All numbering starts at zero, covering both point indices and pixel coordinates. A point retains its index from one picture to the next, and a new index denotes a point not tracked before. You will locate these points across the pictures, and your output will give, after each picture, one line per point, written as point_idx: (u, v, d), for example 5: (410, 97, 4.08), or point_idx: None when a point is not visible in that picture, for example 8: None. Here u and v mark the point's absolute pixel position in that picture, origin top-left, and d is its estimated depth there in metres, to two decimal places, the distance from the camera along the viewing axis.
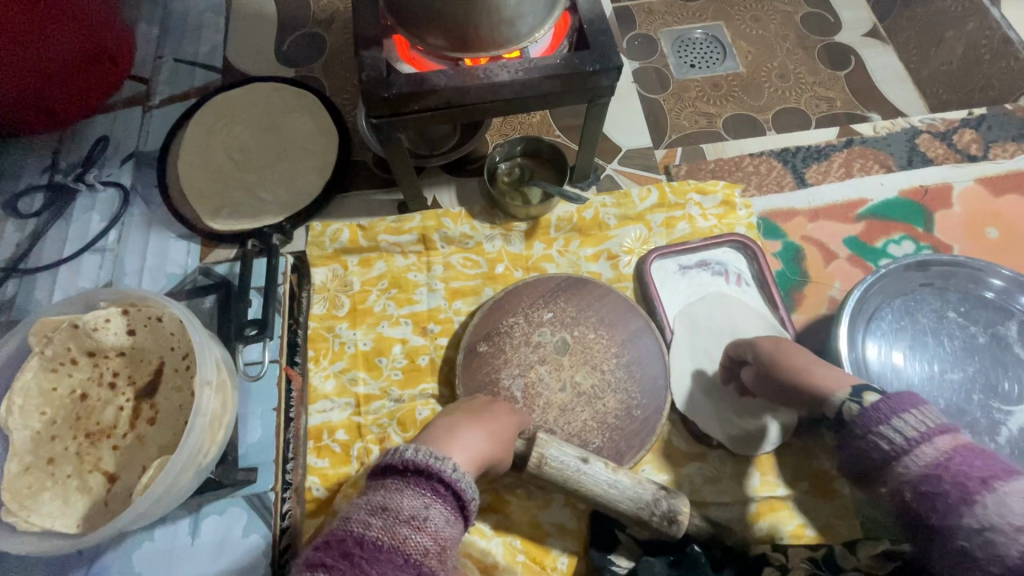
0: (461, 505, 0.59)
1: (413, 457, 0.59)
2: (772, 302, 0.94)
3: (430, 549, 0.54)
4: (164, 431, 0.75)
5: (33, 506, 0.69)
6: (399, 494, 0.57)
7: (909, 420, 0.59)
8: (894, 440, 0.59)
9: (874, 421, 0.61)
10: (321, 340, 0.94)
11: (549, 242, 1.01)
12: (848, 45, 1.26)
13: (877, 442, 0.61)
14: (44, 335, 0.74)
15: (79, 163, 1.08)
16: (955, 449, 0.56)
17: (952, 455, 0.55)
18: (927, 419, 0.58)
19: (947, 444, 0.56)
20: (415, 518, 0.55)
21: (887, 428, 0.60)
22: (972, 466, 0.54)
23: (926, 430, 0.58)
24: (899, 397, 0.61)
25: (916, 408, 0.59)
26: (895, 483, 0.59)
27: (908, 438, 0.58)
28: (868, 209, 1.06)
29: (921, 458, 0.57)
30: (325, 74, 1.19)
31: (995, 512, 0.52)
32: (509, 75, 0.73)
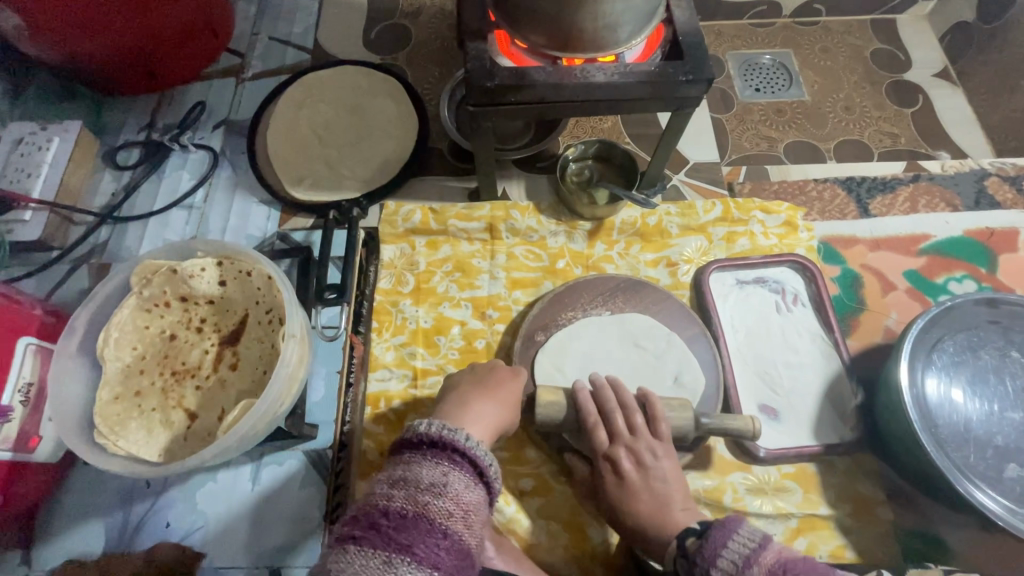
0: (479, 472, 0.62)
1: (427, 431, 0.62)
2: (827, 325, 0.96)
3: (454, 512, 0.56)
4: (244, 377, 0.79)
5: (121, 432, 0.74)
6: (418, 467, 0.59)
7: (737, 542, 0.60)
8: (735, 559, 0.58)
9: (705, 559, 0.60)
10: (385, 313, 0.98)
11: (610, 243, 1.04)
12: (917, 84, 1.28)
13: (717, 573, 0.59)
14: (145, 277, 0.81)
15: (175, 125, 1.15)
16: (777, 558, 0.57)
17: (780, 560, 0.56)
18: (746, 544, 0.59)
19: (772, 555, 0.57)
20: (435, 484, 0.57)
21: (724, 553, 0.60)
22: (794, 574, 0.55)
23: (750, 547, 0.59)
24: (723, 521, 0.62)
25: (738, 530, 0.61)
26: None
27: (741, 560, 0.58)
28: (931, 244, 1.06)
29: None
30: (408, 64, 1.24)
31: None
32: (605, 77, 0.76)
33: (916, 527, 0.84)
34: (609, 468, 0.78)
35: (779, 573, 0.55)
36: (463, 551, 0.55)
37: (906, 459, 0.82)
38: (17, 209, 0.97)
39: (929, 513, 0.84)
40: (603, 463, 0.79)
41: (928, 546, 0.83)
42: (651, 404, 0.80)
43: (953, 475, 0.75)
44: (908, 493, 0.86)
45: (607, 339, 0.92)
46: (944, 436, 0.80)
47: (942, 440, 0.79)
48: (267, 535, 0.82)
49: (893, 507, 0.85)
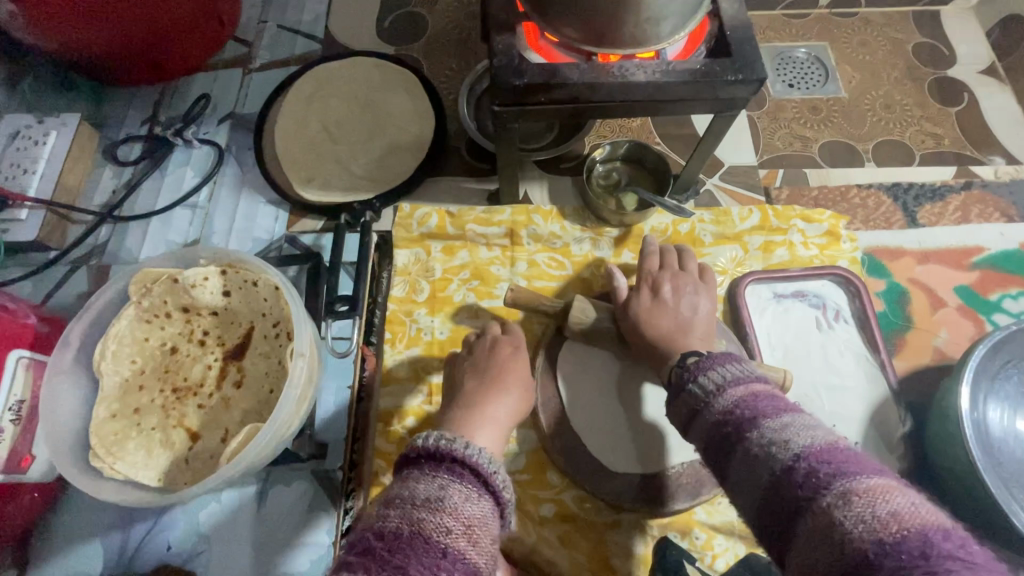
0: (483, 483, 0.55)
1: (424, 443, 0.56)
2: (873, 345, 0.89)
3: (454, 529, 0.49)
4: (249, 395, 0.74)
5: (118, 454, 0.69)
6: (414, 482, 0.53)
7: (728, 370, 0.61)
8: (709, 383, 0.60)
9: (689, 372, 0.63)
10: (399, 324, 0.93)
11: (639, 252, 0.97)
12: (962, 81, 1.19)
13: (698, 386, 0.61)
14: (144, 286, 0.75)
15: (178, 118, 1.10)
16: (749, 394, 0.58)
17: (745, 400, 0.57)
18: (732, 373, 0.60)
19: (739, 393, 0.58)
20: (431, 499, 0.51)
21: (712, 373, 0.61)
22: (760, 406, 0.56)
23: (732, 380, 0.59)
24: (717, 355, 0.63)
25: (729, 363, 0.62)
26: (704, 426, 0.59)
27: (724, 381, 0.60)
28: (984, 258, 0.99)
29: (720, 401, 0.58)
30: (424, 55, 1.17)
31: (778, 431, 0.52)
32: (645, 75, 0.69)
33: None
34: (648, 287, 0.85)
35: (733, 408, 0.56)
36: (469, 573, 0.48)
37: (963, 497, 0.75)
38: (12, 208, 0.93)
39: (984, 553, 0.78)
40: (647, 284, 0.86)
41: None
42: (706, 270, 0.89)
43: (1016, 515, 0.70)
44: None
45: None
46: (1007, 473, 0.74)
47: (1006, 479, 0.73)
48: (273, 561, 0.77)
49: None
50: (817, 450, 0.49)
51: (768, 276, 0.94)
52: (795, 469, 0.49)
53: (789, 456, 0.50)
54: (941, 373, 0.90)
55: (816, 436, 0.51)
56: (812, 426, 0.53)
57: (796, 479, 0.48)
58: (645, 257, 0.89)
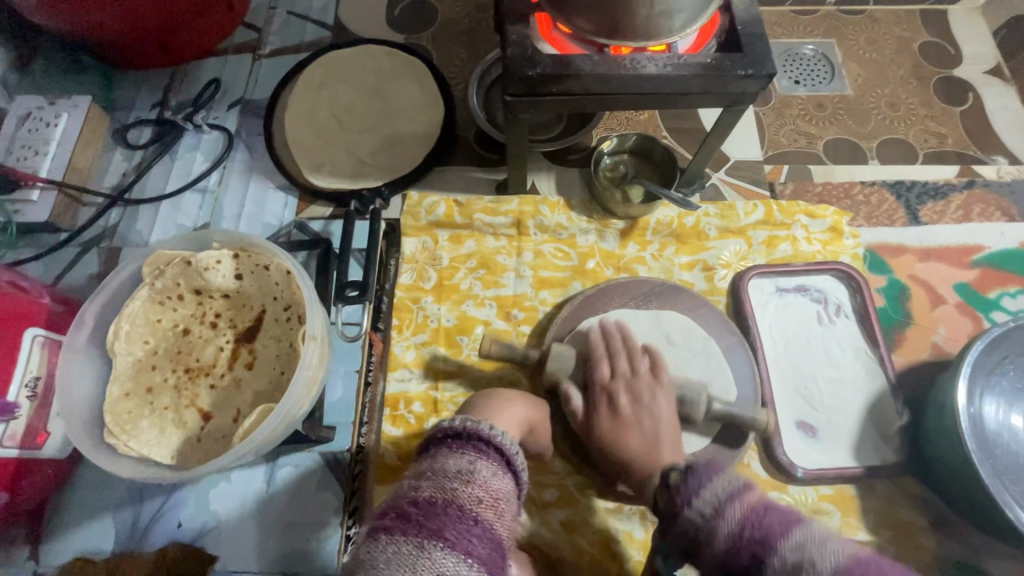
0: (505, 461, 0.57)
1: (450, 423, 0.58)
2: (872, 339, 0.91)
3: (484, 501, 0.52)
4: (260, 377, 0.76)
5: (132, 432, 0.70)
6: (444, 456, 0.55)
7: (717, 483, 0.56)
8: (707, 506, 0.55)
9: (680, 494, 0.57)
10: (406, 310, 0.94)
11: (644, 244, 0.99)
12: (967, 81, 1.19)
13: (689, 514, 0.55)
14: (157, 267, 0.76)
15: (188, 103, 1.10)
16: (749, 509, 0.53)
17: (749, 518, 0.52)
18: (721, 487, 0.55)
19: (738, 513, 0.53)
20: (462, 472, 0.53)
21: (701, 492, 0.56)
22: (767, 521, 0.52)
23: (722, 495, 0.55)
24: (700, 465, 0.58)
25: (714, 475, 0.57)
26: (712, 560, 0.53)
27: (715, 501, 0.55)
28: (984, 256, 1.00)
29: (719, 531, 0.53)
30: (434, 44, 1.17)
31: (795, 553, 0.49)
32: (656, 68, 0.70)
33: (960, 558, 0.80)
34: (607, 402, 0.78)
35: (742, 531, 0.52)
36: (494, 542, 0.51)
37: (957, 488, 0.77)
38: (24, 188, 0.93)
39: (975, 543, 0.80)
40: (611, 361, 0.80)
41: None
42: (658, 361, 0.81)
43: (1009, 506, 0.72)
44: (953, 521, 0.82)
45: (641, 333, 0.89)
46: (1001, 466, 0.76)
47: (999, 471, 0.75)
48: (280, 539, 0.78)
49: (936, 535, 0.81)
50: None
51: (773, 271, 0.95)
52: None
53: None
54: (939, 368, 0.91)
55: (839, 551, 0.48)
56: (824, 540, 0.50)
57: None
58: (595, 364, 0.81)
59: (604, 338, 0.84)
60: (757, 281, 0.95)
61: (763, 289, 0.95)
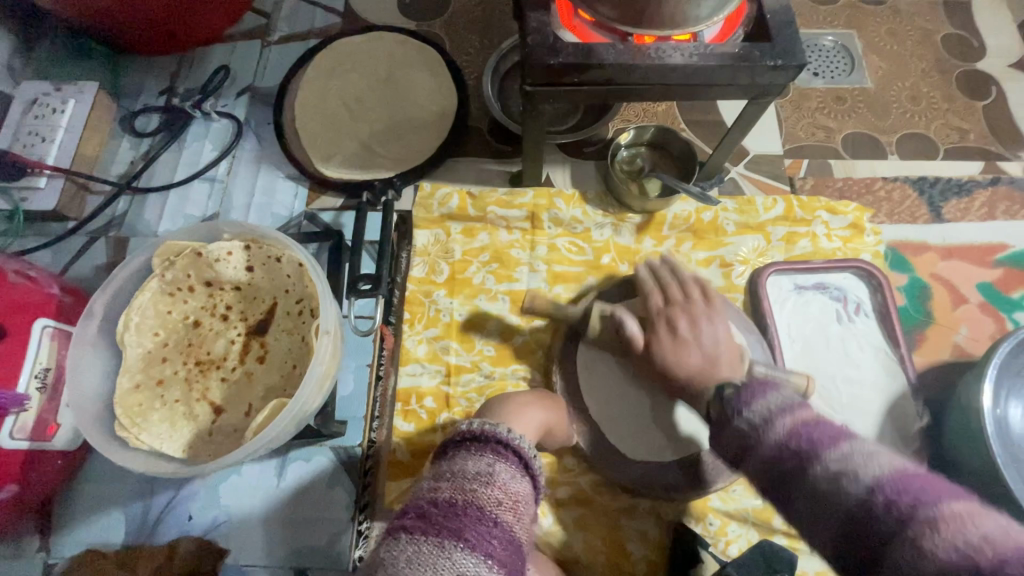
0: (524, 465, 0.56)
1: (467, 427, 0.57)
2: (892, 339, 0.89)
3: (503, 503, 0.50)
4: (272, 371, 0.75)
5: (142, 425, 0.69)
6: (462, 458, 0.54)
7: (771, 397, 0.55)
8: (756, 415, 0.53)
9: (734, 405, 0.56)
10: (417, 304, 0.92)
11: (660, 239, 0.97)
12: (990, 75, 1.16)
13: (743, 416, 0.55)
14: (167, 258, 0.75)
15: (196, 90, 1.08)
16: (802, 422, 0.51)
17: (797, 431, 0.50)
18: (775, 401, 0.54)
19: (789, 423, 0.51)
20: (481, 474, 0.52)
21: (754, 403, 0.55)
22: (818, 434, 0.49)
23: (777, 406, 0.53)
24: (757, 381, 0.57)
25: (772, 391, 0.55)
26: (758, 462, 0.52)
27: (770, 409, 0.53)
28: (1007, 255, 0.98)
29: (775, 430, 0.51)
30: (447, 32, 1.15)
31: (844, 458, 0.46)
32: (682, 58, 0.68)
33: None
34: (665, 324, 0.74)
35: (788, 442, 0.50)
36: (515, 546, 0.49)
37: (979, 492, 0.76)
38: (31, 176, 0.92)
39: None
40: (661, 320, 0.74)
41: None
42: (712, 285, 0.78)
43: None
44: None
45: None
46: None
47: None
48: (291, 535, 0.78)
49: None
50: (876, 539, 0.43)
51: (793, 267, 0.93)
52: (872, 502, 0.43)
53: (861, 490, 0.44)
54: (961, 369, 0.90)
55: (884, 465, 0.45)
56: (873, 452, 0.47)
57: (877, 515, 0.42)
58: (647, 294, 0.78)
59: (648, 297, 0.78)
60: (775, 277, 0.93)
61: (781, 286, 0.93)
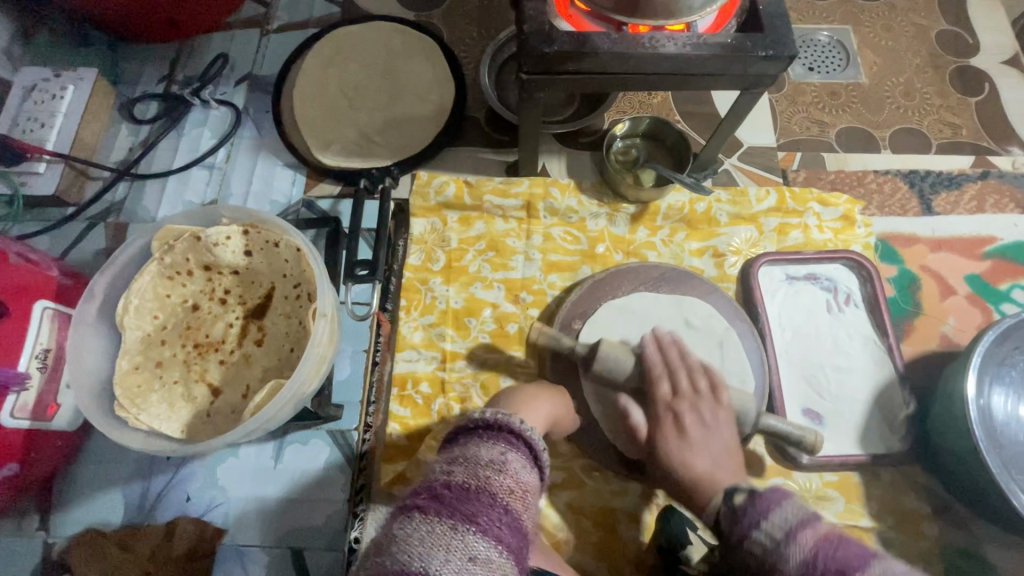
0: (533, 456, 0.58)
1: (482, 415, 0.58)
2: (881, 328, 0.91)
3: (514, 491, 0.52)
4: (269, 354, 0.76)
5: (141, 406, 0.70)
6: (476, 445, 0.56)
7: (782, 513, 0.57)
8: (777, 530, 0.56)
9: (746, 519, 0.59)
10: (414, 291, 0.94)
11: (654, 229, 0.98)
12: (983, 71, 1.18)
13: (751, 545, 0.57)
14: (166, 242, 0.76)
15: (195, 78, 1.08)
16: (823, 538, 0.54)
17: (820, 547, 0.53)
18: (791, 515, 0.57)
19: (812, 540, 0.53)
20: (495, 462, 0.54)
21: (766, 522, 0.57)
22: (836, 554, 0.52)
23: (785, 527, 0.56)
24: (769, 494, 0.60)
25: (784, 505, 0.58)
26: None
27: (781, 534, 0.55)
28: (995, 247, 1.00)
29: (788, 560, 0.54)
30: (445, 23, 1.15)
31: None
32: (676, 47, 0.69)
33: (961, 545, 0.81)
34: (670, 418, 0.77)
35: (814, 558, 0.52)
36: (522, 532, 0.51)
37: (962, 477, 0.78)
38: (31, 161, 0.93)
39: (976, 532, 0.82)
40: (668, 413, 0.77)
41: (970, 564, 0.80)
42: (719, 381, 0.79)
43: (1015, 495, 0.72)
44: (955, 509, 0.82)
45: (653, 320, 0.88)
46: (1007, 456, 0.76)
47: (1006, 461, 0.75)
48: (287, 516, 0.79)
49: (938, 523, 0.82)
50: None
51: (785, 257, 0.94)
52: None
53: None
54: (947, 359, 0.91)
55: None
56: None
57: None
58: (656, 381, 0.78)
59: (660, 350, 0.80)
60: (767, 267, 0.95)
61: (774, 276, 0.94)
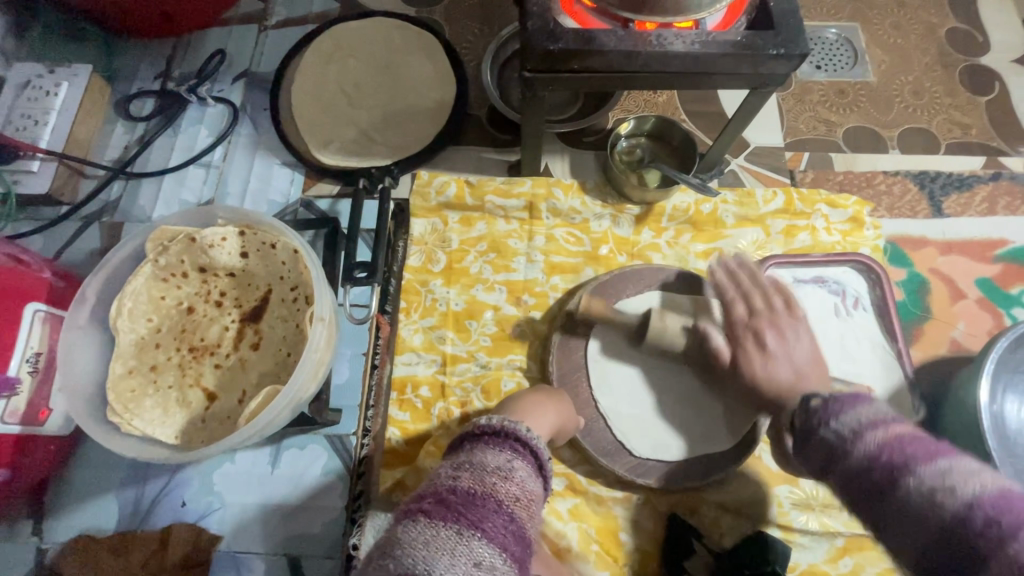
0: (538, 466, 0.57)
1: (487, 422, 0.58)
2: (890, 333, 0.89)
3: (519, 500, 0.51)
4: (266, 358, 0.74)
5: (135, 411, 0.69)
6: (481, 451, 0.55)
7: (859, 413, 0.56)
8: (845, 427, 0.55)
9: (819, 416, 0.58)
10: (414, 293, 0.92)
11: (659, 230, 0.96)
12: (994, 70, 1.15)
13: (829, 429, 0.57)
14: (161, 243, 0.74)
15: (192, 75, 1.06)
16: (894, 437, 0.52)
17: (890, 444, 0.51)
18: (863, 416, 0.55)
19: (882, 436, 0.52)
20: (501, 469, 0.53)
21: (845, 416, 0.56)
22: (912, 449, 0.50)
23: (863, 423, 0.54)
24: (845, 396, 0.59)
25: (861, 405, 0.57)
26: (846, 473, 0.54)
27: (856, 428, 0.55)
28: (1006, 250, 0.98)
29: (863, 447, 0.53)
30: (446, 19, 1.13)
31: (932, 478, 0.47)
32: (684, 45, 0.67)
33: None
34: (750, 337, 0.77)
35: (878, 453, 0.51)
36: (526, 542, 0.50)
37: None
38: (24, 159, 0.91)
39: None
40: (747, 333, 0.77)
41: None
42: (790, 296, 0.80)
43: None
44: None
45: None
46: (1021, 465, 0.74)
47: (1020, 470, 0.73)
48: (285, 522, 0.78)
49: None
50: (991, 499, 0.44)
51: (795, 259, 0.92)
52: (971, 517, 0.44)
53: (960, 506, 0.45)
54: (958, 364, 0.90)
55: (985, 481, 0.46)
56: (976, 471, 0.47)
57: (973, 527, 0.43)
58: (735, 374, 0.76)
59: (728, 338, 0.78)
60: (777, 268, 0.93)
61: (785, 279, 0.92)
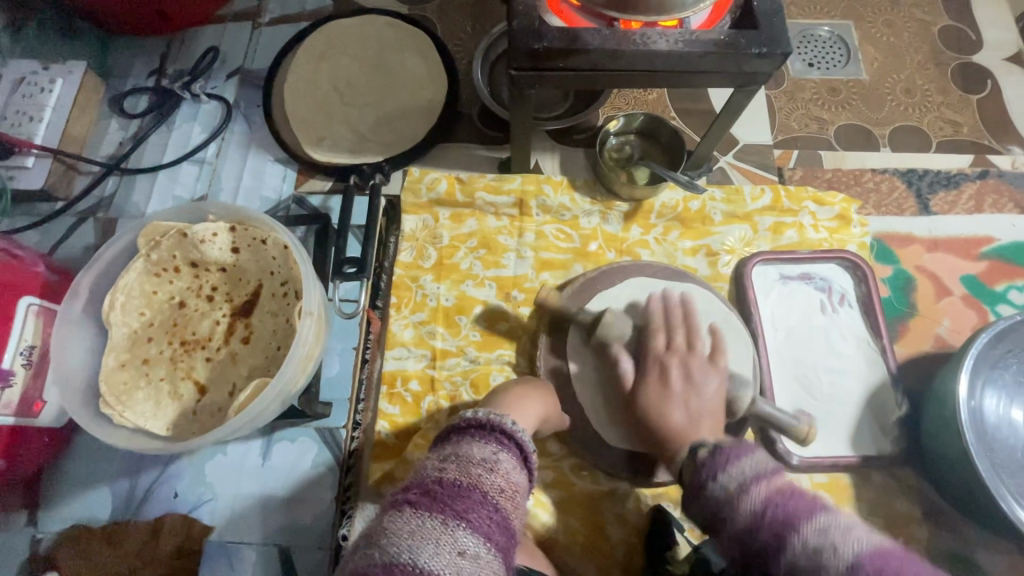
0: (523, 457, 0.58)
1: (475, 415, 0.59)
2: (875, 329, 0.90)
3: (504, 490, 0.52)
4: (257, 352, 0.75)
5: (127, 403, 0.70)
6: (468, 444, 0.56)
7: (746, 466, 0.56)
8: (731, 483, 0.56)
9: (707, 471, 0.58)
10: (404, 289, 0.93)
11: (647, 227, 0.97)
12: (985, 68, 1.16)
13: (713, 490, 0.57)
14: (152, 239, 0.75)
15: (185, 72, 1.07)
16: (777, 491, 0.53)
17: (773, 498, 0.53)
18: (750, 470, 0.56)
19: (765, 492, 0.53)
20: (487, 461, 0.54)
21: (726, 476, 0.57)
22: (789, 504, 0.51)
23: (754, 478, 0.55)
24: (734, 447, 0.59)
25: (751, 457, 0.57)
26: (728, 532, 0.55)
27: (741, 481, 0.55)
28: (993, 248, 0.99)
29: (743, 504, 0.54)
30: (439, 17, 1.14)
31: (804, 549, 0.48)
32: (667, 45, 0.68)
33: (950, 548, 0.80)
34: (659, 375, 0.76)
35: (762, 511, 0.52)
36: (510, 532, 0.51)
37: (950, 477, 0.77)
38: (19, 155, 0.92)
39: (968, 535, 0.81)
40: (657, 367, 0.76)
41: (960, 568, 0.80)
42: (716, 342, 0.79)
43: (1004, 499, 0.72)
44: (946, 512, 0.82)
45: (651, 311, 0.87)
46: (998, 459, 0.75)
47: (997, 464, 0.75)
48: (275, 513, 0.79)
49: (928, 525, 0.81)
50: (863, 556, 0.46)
51: (779, 256, 0.93)
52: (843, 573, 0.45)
53: (840, 564, 0.46)
54: (941, 360, 0.91)
55: (861, 540, 0.47)
56: (849, 528, 0.49)
57: None
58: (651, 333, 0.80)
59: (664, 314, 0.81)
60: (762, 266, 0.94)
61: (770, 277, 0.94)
